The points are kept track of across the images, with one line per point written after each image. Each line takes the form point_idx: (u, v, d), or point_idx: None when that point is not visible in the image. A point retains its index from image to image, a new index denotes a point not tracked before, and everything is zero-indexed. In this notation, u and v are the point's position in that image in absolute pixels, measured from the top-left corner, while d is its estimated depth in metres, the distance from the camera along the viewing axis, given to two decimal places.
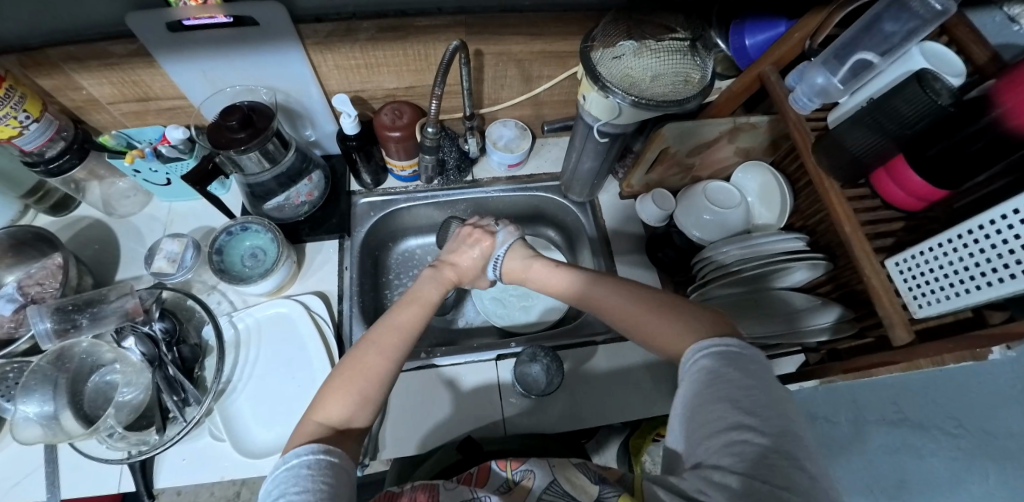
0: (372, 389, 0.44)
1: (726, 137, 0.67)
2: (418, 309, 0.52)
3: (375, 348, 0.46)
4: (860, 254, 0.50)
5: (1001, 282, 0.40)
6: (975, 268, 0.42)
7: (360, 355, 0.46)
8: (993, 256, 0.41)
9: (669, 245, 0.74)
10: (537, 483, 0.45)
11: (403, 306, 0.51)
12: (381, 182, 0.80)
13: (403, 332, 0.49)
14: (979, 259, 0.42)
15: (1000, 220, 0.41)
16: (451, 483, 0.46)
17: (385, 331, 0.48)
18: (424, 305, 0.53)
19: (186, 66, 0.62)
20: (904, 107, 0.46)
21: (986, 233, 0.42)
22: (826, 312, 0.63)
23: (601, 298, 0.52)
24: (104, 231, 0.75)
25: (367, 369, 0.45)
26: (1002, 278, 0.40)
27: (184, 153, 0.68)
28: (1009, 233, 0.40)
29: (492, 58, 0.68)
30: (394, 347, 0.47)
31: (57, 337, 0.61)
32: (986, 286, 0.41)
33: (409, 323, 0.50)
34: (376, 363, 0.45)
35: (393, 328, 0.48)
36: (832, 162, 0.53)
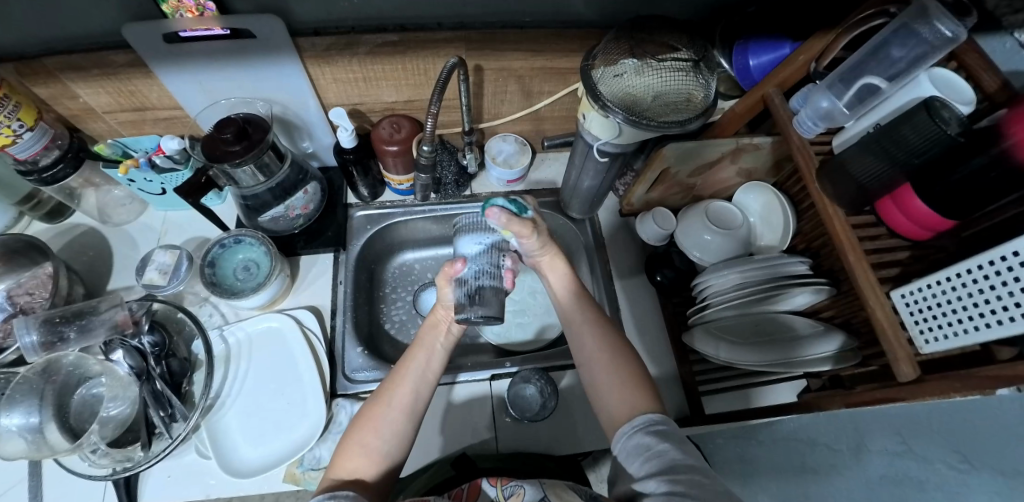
0: (373, 441, 0.45)
1: (729, 157, 0.65)
2: (419, 357, 0.50)
3: (378, 401, 0.48)
4: (865, 285, 0.48)
5: (1013, 322, 0.38)
6: (984, 304, 0.41)
7: (372, 409, 0.47)
8: (1003, 293, 0.39)
9: (668, 265, 0.72)
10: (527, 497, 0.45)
11: (409, 355, 0.51)
12: (379, 195, 0.80)
13: (404, 384, 0.48)
14: (989, 296, 0.40)
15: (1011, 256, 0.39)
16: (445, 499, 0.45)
17: (392, 388, 0.48)
18: (427, 351, 0.51)
19: (182, 77, 0.61)
20: (912, 136, 0.44)
21: (997, 269, 0.40)
22: (828, 339, 0.61)
23: (582, 328, 0.52)
24: (98, 239, 0.74)
25: (369, 422, 0.46)
26: (1013, 316, 0.38)
27: (179, 162, 0.67)
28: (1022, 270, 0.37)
29: (493, 73, 0.67)
30: (391, 397, 0.48)
31: (43, 350, 0.60)
32: (997, 325, 0.39)
33: (415, 375, 0.49)
34: (381, 416, 0.46)
35: (400, 382, 0.49)
36: (836, 189, 0.52)
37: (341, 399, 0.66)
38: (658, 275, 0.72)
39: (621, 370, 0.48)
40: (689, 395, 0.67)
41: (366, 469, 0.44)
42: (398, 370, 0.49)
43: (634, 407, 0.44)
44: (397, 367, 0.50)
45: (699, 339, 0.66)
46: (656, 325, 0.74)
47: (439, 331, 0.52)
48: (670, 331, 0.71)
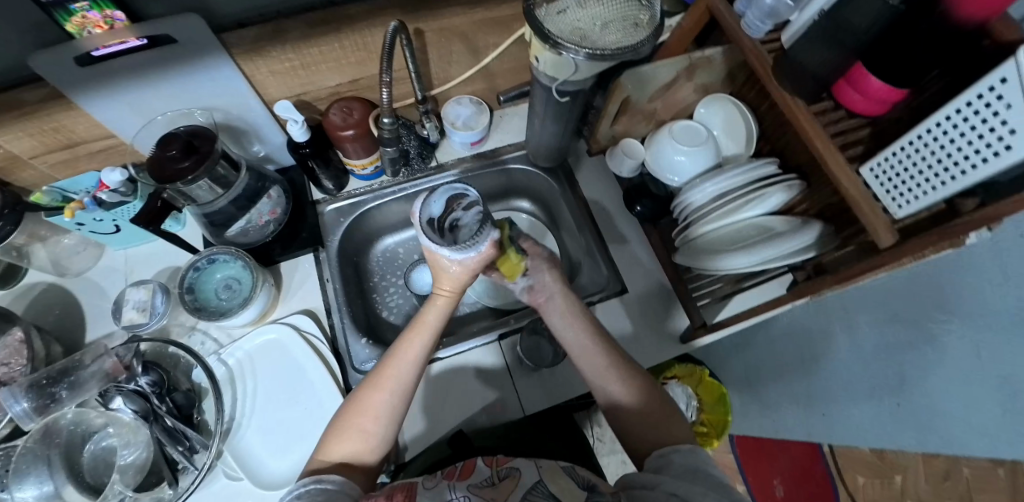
0: (369, 425, 0.47)
1: (684, 75, 0.65)
2: (419, 338, 0.50)
3: (374, 386, 0.48)
4: (835, 164, 0.50)
5: (974, 170, 0.39)
6: (948, 159, 0.42)
7: (370, 395, 0.48)
8: (963, 145, 0.40)
9: (647, 196, 0.72)
10: (524, 482, 0.42)
11: (408, 337, 0.50)
12: (345, 186, 0.77)
13: (402, 365, 0.49)
14: (950, 150, 0.41)
15: (967, 107, 0.39)
16: (432, 479, 0.45)
17: (392, 371, 0.48)
18: (427, 333, 0.50)
19: (108, 100, 0.57)
20: (856, 17, 0.43)
21: (954, 123, 0.41)
22: (805, 232, 0.59)
23: (582, 332, 0.54)
24: (62, 294, 0.70)
25: (365, 410, 0.47)
26: (974, 164, 0.39)
27: (128, 195, 0.63)
28: (978, 118, 0.38)
29: (434, 35, 0.64)
30: (390, 380, 0.48)
31: (38, 414, 0.56)
32: (961, 176, 0.41)
33: (416, 358, 0.49)
34: (377, 403, 0.47)
35: (400, 365, 0.49)
36: (794, 82, 0.53)
37: None
38: (637, 206, 0.72)
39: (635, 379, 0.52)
40: (687, 308, 0.68)
41: (359, 454, 0.47)
42: (399, 354, 0.49)
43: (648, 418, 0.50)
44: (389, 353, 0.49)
45: (690, 257, 0.65)
46: (645, 254, 0.75)
47: (442, 314, 0.51)
48: (661, 254, 0.72)
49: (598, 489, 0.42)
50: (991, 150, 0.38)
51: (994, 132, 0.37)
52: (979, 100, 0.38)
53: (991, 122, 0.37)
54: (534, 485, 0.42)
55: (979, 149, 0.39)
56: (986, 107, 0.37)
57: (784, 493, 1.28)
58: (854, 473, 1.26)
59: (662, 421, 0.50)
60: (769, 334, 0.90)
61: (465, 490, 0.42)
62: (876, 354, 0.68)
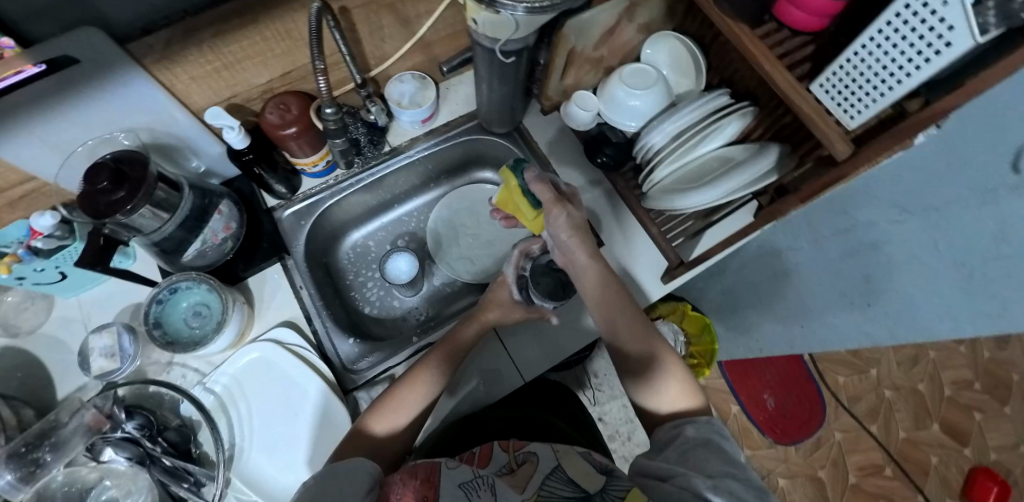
0: (397, 418, 0.53)
1: (626, 17, 0.63)
2: (439, 360, 0.58)
3: (402, 393, 0.55)
4: (786, 86, 0.51)
5: (910, 78, 0.41)
6: (884, 71, 0.43)
7: (396, 403, 0.54)
8: (897, 55, 0.41)
9: (607, 145, 0.70)
10: (542, 467, 0.47)
11: (431, 357, 0.58)
12: (298, 187, 0.72)
13: (423, 386, 0.55)
14: (887, 61, 0.42)
15: (897, 19, 0.39)
16: (453, 460, 0.48)
17: (420, 382, 0.55)
18: (449, 354, 0.59)
19: (12, 140, 0.51)
20: None
21: (886, 35, 0.41)
22: (764, 156, 0.60)
23: (605, 303, 0.59)
24: (17, 356, 0.65)
25: (393, 409, 0.53)
26: (909, 72, 0.40)
27: (64, 237, 0.59)
28: (908, 29, 0.39)
29: (361, 12, 0.58)
30: (412, 398, 0.55)
31: (26, 483, 0.54)
32: (898, 85, 0.42)
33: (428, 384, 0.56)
34: (406, 408, 0.54)
35: (424, 377, 0.56)
36: (734, 6, 0.52)
37: (359, 391, 0.65)
38: (599, 157, 0.70)
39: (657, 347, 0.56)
40: (662, 250, 0.69)
41: (384, 442, 0.52)
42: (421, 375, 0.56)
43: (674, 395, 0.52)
44: (414, 370, 0.56)
45: (656, 198, 0.65)
46: (616, 204, 0.73)
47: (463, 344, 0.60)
48: (630, 201, 0.71)
49: (617, 474, 0.46)
50: (924, 57, 0.38)
51: (923, 40, 0.38)
52: (905, 10, 0.38)
53: (920, 31, 0.38)
54: (552, 471, 0.46)
55: (911, 58, 0.40)
56: (912, 17, 0.38)
57: (775, 404, 1.29)
58: (833, 373, 1.34)
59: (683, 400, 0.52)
60: (743, 258, 0.93)
61: (487, 474, 0.47)
62: (842, 261, 0.71)
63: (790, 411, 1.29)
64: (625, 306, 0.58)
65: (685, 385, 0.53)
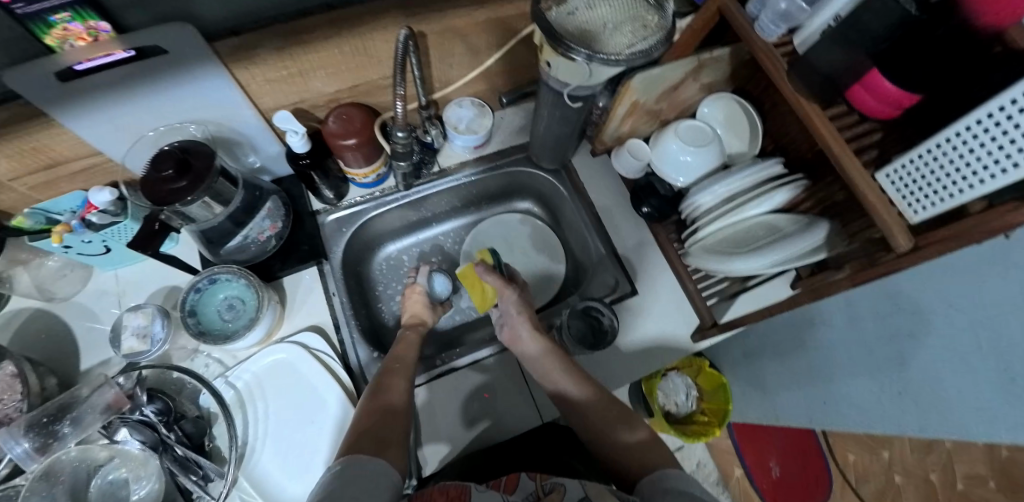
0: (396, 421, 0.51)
1: (691, 75, 0.65)
2: (401, 374, 0.58)
3: (377, 397, 0.54)
4: (851, 170, 0.50)
5: (991, 181, 0.39)
6: (964, 169, 0.42)
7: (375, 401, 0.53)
8: (983, 155, 0.40)
9: (653, 195, 0.71)
10: (570, 496, 0.45)
11: (393, 371, 0.59)
12: (344, 194, 0.74)
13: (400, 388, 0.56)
14: (970, 159, 0.41)
15: (989, 118, 0.39)
16: (482, 485, 0.48)
17: (393, 386, 0.56)
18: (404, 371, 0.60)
19: (92, 117, 0.53)
20: (875, 21, 0.43)
21: (975, 133, 0.40)
22: (812, 231, 0.59)
23: (548, 366, 0.61)
24: (48, 320, 0.66)
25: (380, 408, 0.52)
26: (992, 175, 0.39)
27: (117, 215, 0.60)
28: (1001, 130, 0.38)
29: (436, 37, 0.61)
30: (394, 395, 0.54)
31: (40, 454, 0.53)
32: (978, 185, 0.41)
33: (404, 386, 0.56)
34: (387, 404, 0.53)
35: (392, 382, 0.57)
36: (806, 85, 0.52)
37: None
38: (644, 207, 0.71)
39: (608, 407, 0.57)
40: (695, 308, 0.69)
41: (387, 438, 0.48)
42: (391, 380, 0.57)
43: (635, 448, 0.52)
44: (383, 377, 0.57)
45: (699, 256, 0.65)
46: (656, 257, 0.73)
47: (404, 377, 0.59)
48: (669, 255, 0.71)
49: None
50: (1011, 161, 0.37)
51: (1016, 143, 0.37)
52: (1002, 111, 0.37)
53: (1015, 134, 0.37)
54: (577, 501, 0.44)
55: (998, 159, 0.39)
56: (1009, 119, 0.37)
57: (780, 472, 1.26)
58: (843, 449, 1.32)
59: (645, 449, 0.51)
60: (769, 323, 0.93)
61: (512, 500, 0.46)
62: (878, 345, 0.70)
63: (794, 482, 1.26)
64: (563, 365, 0.61)
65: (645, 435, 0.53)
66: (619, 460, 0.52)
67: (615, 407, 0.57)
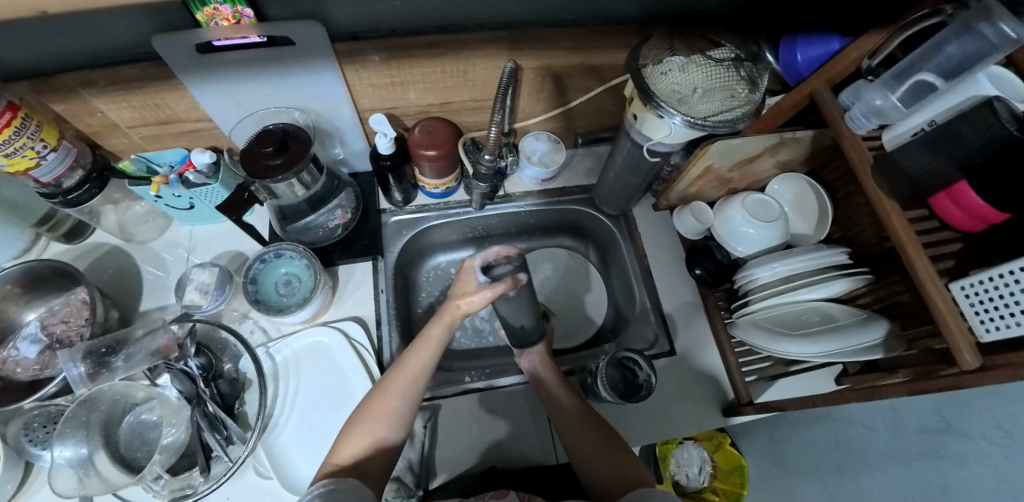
0: (381, 428, 0.52)
1: (769, 151, 0.65)
2: (427, 347, 0.56)
3: (385, 392, 0.53)
4: (924, 272, 0.46)
5: None
6: None
7: (382, 398, 0.53)
8: None
9: (709, 259, 0.72)
10: None
11: (419, 346, 0.56)
12: (411, 199, 0.78)
13: (413, 374, 0.55)
14: None
15: None
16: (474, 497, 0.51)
17: (402, 373, 0.55)
18: (436, 342, 0.56)
19: (214, 89, 0.58)
20: (967, 130, 0.42)
21: None
22: (872, 326, 0.57)
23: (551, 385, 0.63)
24: (123, 259, 0.72)
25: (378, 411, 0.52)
26: None
27: (209, 177, 0.64)
28: None
29: (532, 72, 0.65)
30: (403, 386, 0.54)
31: (90, 380, 0.56)
32: None
33: (424, 366, 0.55)
34: (389, 406, 0.53)
35: (406, 376, 0.54)
36: (889, 184, 0.49)
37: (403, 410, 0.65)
38: (697, 268, 0.73)
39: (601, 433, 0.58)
40: (733, 383, 0.68)
41: (373, 462, 0.51)
42: (411, 361, 0.55)
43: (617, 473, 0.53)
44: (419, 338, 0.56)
45: (745, 329, 0.65)
46: (700, 322, 0.74)
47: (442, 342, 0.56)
48: (715, 323, 0.71)
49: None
50: None
51: None
52: None
53: None
54: None
55: None
56: None
57: None
58: None
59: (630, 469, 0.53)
60: (800, 416, 0.88)
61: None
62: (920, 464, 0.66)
63: None
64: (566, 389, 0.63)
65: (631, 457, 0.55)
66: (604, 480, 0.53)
67: (610, 435, 0.58)
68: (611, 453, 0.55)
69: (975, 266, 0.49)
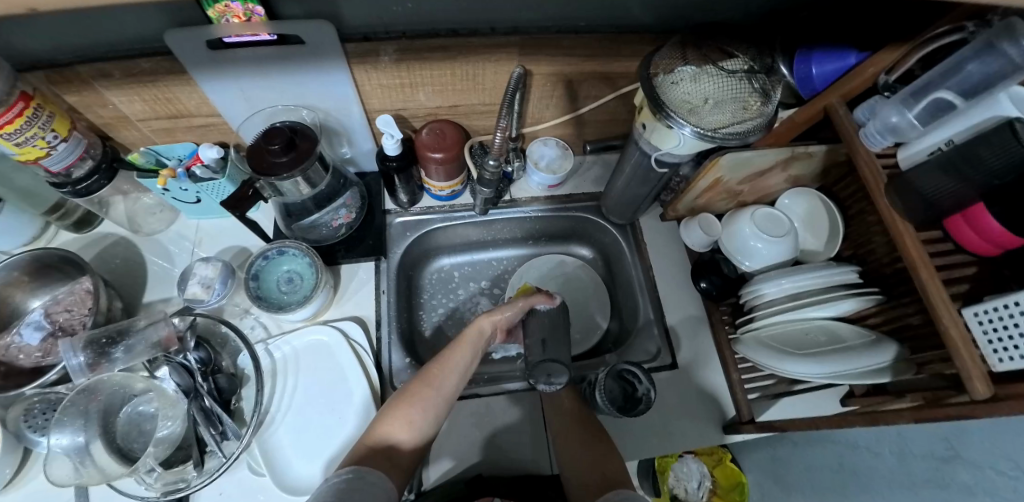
0: (417, 417, 0.52)
1: (780, 165, 0.64)
2: (466, 350, 0.58)
3: (425, 382, 0.54)
4: (936, 296, 0.44)
5: None
6: None
7: (421, 389, 0.53)
8: None
9: (716, 273, 0.71)
10: None
11: (459, 347, 0.58)
12: (417, 201, 0.78)
13: (452, 370, 0.56)
14: None
15: None
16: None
17: (441, 367, 0.56)
18: (473, 347, 0.59)
19: (224, 86, 0.59)
20: (986, 152, 0.41)
21: None
22: (881, 349, 0.56)
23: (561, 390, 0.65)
24: (129, 250, 0.72)
25: (415, 399, 0.52)
26: None
27: (217, 172, 0.64)
28: None
29: (542, 78, 0.65)
30: (440, 379, 0.55)
31: (92, 371, 0.57)
32: None
33: (460, 366, 0.57)
34: (429, 396, 0.53)
35: (447, 368, 0.56)
36: (906, 206, 0.47)
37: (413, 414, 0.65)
38: (703, 281, 0.72)
39: (589, 429, 0.60)
40: (735, 399, 0.67)
41: (398, 452, 0.50)
42: (448, 359, 0.56)
43: (596, 467, 0.55)
44: (457, 342, 0.59)
45: (749, 347, 0.64)
46: (704, 335, 0.73)
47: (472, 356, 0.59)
48: (719, 337, 0.70)
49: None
50: None
51: None
52: None
53: None
54: None
55: None
56: None
57: None
58: None
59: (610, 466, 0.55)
60: (803, 436, 0.86)
61: None
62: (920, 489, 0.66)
63: None
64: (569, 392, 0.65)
65: (609, 450, 0.57)
66: (582, 475, 0.55)
67: (600, 435, 0.60)
68: (592, 448, 0.58)
69: (990, 292, 0.47)
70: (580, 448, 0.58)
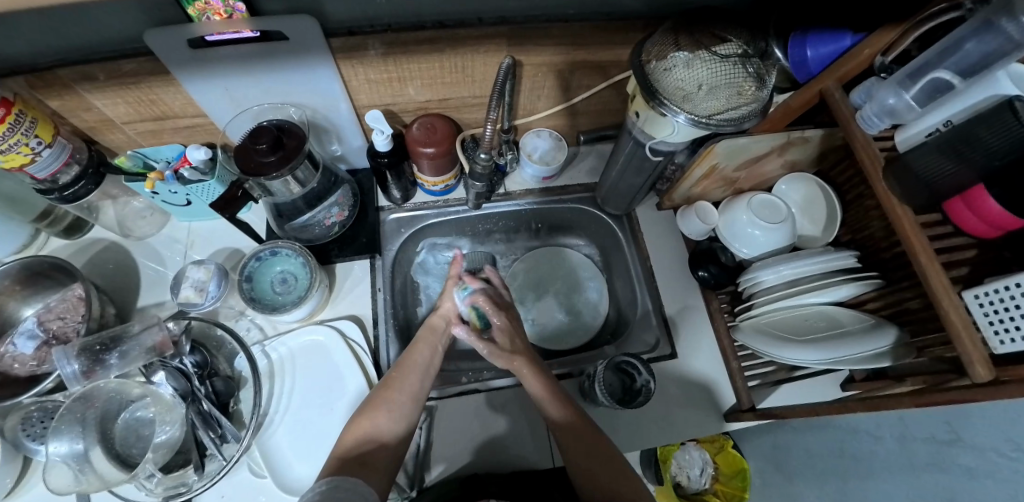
0: (385, 420, 0.54)
1: (777, 151, 0.64)
2: (425, 347, 0.63)
3: (389, 388, 0.57)
4: (936, 281, 0.43)
5: None
6: None
7: (387, 393, 0.56)
8: None
9: (713, 262, 0.70)
10: None
11: (416, 348, 0.63)
12: (411, 197, 0.77)
13: (412, 371, 0.59)
14: None
15: None
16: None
17: (402, 371, 0.59)
18: (432, 345, 0.64)
19: (208, 85, 0.57)
20: (987, 134, 0.39)
21: None
22: (881, 333, 0.55)
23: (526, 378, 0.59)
24: (120, 254, 0.72)
25: (382, 404, 0.55)
26: None
27: (205, 173, 0.63)
28: None
29: (533, 68, 0.64)
30: (402, 382, 0.58)
31: (86, 377, 0.57)
32: None
33: (421, 362, 0.61)
34: (395, 400, 0.56)
35: (409, 369, 0.59)
36: (904, 190, 0.46)
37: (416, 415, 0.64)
38: (701, 270, 0.71)
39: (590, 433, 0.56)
40: (734, 387, 0.67)
41: (376, 455, 0.51)
42: (407, 361, 0.60)
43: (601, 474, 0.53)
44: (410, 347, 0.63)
45: (748, 335, 0.63)
46: (702, 324, 0.72)
47: (428, 355, 0.62)
48: (717, 326, 0.70)
49: None
50: None
51: None
52: None
53: None
54: None
55: None
56: None
57: None
58: None
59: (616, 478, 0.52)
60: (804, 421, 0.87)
61: None
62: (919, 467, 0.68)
63: None
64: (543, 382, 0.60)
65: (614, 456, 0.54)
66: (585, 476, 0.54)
67: (598, 435, 0.55)
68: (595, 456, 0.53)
69: (991, 274, 0.47)
70: (576, 449, 0.55)
